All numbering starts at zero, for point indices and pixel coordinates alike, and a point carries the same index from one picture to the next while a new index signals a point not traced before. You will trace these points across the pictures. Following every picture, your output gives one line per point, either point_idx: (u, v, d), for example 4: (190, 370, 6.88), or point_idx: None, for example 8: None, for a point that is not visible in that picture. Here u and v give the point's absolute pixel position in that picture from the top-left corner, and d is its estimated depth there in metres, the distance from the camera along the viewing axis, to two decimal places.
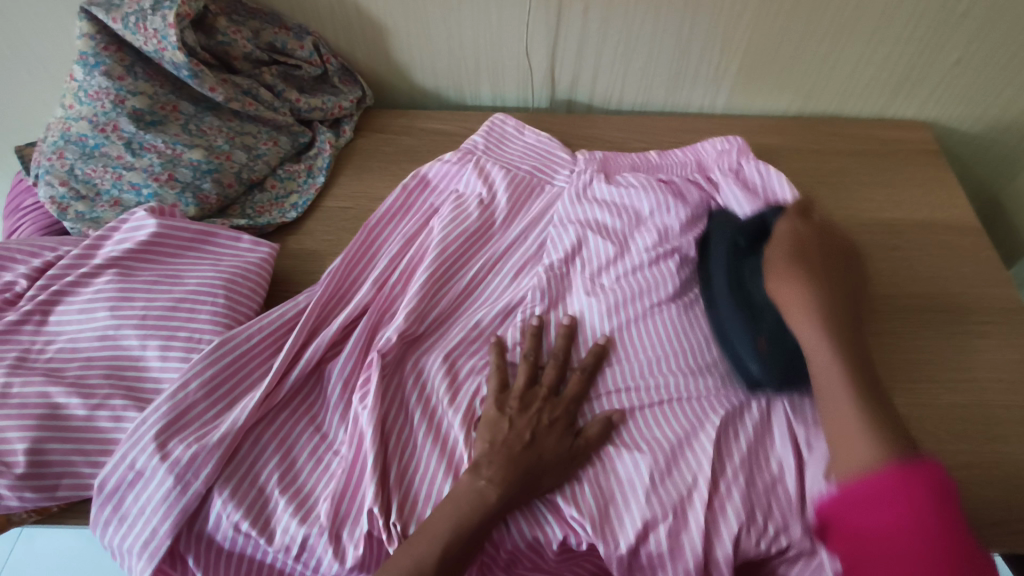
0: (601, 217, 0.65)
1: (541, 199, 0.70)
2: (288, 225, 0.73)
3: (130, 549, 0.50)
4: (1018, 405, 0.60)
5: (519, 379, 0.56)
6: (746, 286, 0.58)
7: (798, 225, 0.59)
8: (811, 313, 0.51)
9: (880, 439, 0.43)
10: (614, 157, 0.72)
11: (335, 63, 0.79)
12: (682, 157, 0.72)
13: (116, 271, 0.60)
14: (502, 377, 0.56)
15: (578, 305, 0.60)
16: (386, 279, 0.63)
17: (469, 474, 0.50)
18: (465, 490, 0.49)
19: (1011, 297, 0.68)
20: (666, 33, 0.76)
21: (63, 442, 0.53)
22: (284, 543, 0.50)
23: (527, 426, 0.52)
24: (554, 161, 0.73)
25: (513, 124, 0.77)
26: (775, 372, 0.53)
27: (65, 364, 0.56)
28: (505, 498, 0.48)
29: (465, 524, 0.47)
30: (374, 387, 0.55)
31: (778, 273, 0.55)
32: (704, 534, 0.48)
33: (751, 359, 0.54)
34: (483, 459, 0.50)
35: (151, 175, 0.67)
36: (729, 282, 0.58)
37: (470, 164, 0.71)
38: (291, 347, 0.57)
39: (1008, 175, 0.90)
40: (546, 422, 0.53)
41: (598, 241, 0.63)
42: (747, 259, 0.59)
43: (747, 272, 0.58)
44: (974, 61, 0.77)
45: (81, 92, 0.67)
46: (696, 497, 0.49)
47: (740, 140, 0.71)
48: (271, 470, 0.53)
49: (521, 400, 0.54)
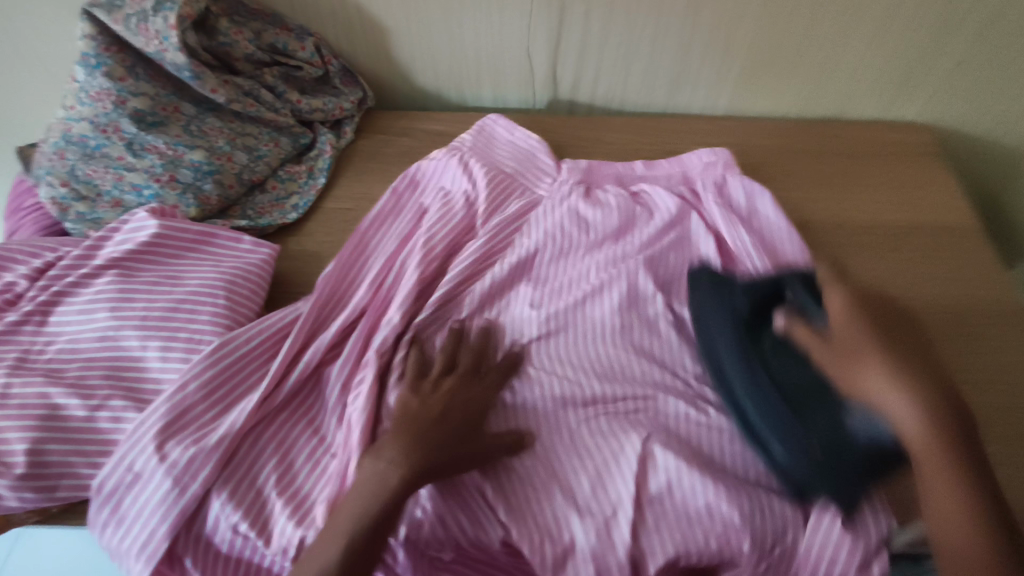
0: (566, 230, 0.65)
1: (519, 201, 0.69)
2: (288, 226, 0.73)
3: (128, 551, 0.50)
4: (1021, 407, 0.59)
5: (437, 367, 0.56)
6: (768, 368, 0.52)
7: (855, 309, 0.52)
8: (927, 431, 0.46)
9: (989, 543, 0.43)
10: (599, 166, 0.72)
11: (336, 64, 0.79)
12: (668, 168, 0.73)
13: (117, 272, 0.61)
14: (446, 361, 0.56)
15: (513, 303, 0.62)
16: (383, 279, 0.63)
17: (371, 457, 0.49)
18: (368, 475, 0.48)
19: (1013, 299, 0.67)
20: (667, 34, 0.76)
21: (62, 443, 0.53)
22: (281, 545, 0.50)
23: (439, 403, 0.52)
24: (538, 168, 0.73)
25: (503, 124, 0.77)
26: (826, 481, 0.48)
27: (65, 365, 0.56)
28: (407, 486, 0.47)
29: (366, 518, 0.46)
30: (369, 386, 0.55)
31: (880, 386, 0.48)
32: (628, 548, 0.49)
33: (774, 439, 0.50)
34: (386, 441, 0.50)
35: (153, 176, 0.67)
36: (741, 355, 0.53)
37: (454, 159, 0.71)
38: (288, 350, 0.57)
39: (1010, 177, 0.90)
40: (456, 405, 0.53)
41: (551, 254, 0.64)
42: (762, 331, 0.54)
43: (768, 346, 0.54)
44: (975, 63, 0.77)
45: (81, 92, 0.67)
46: (622, 515, 0.50)
47: (727, 152, 0.72)
48: (269, 472, 0.53)
49: (434, 386, 0.54)
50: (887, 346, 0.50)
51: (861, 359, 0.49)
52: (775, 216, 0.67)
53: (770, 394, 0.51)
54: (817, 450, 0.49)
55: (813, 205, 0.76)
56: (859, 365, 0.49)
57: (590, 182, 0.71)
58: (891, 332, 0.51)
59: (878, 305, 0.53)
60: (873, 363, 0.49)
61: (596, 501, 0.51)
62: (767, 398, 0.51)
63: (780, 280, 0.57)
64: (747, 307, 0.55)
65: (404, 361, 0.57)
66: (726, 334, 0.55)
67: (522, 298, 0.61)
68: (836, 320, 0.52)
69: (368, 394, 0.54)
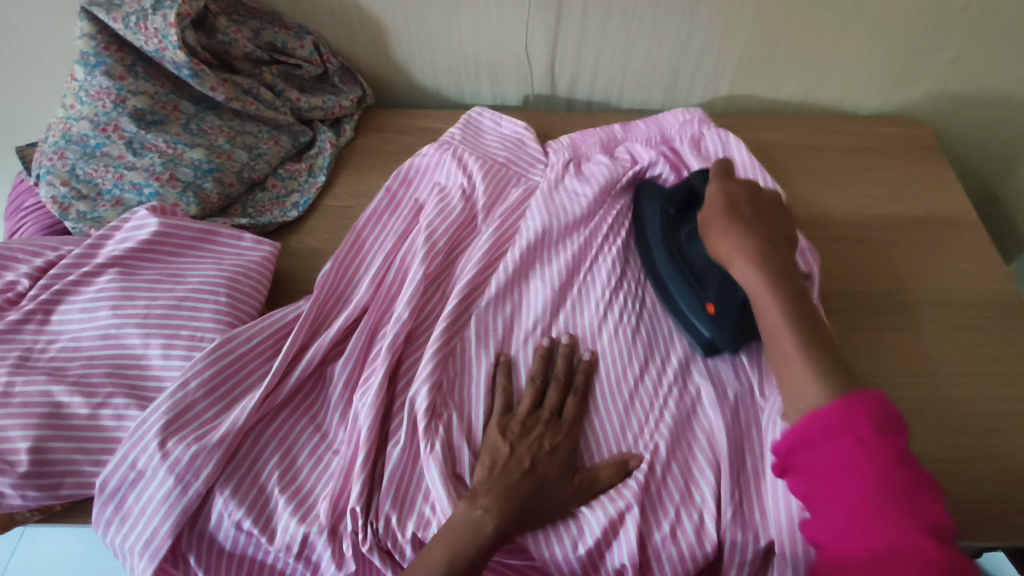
0: (568, 210, 0.65)
1: (517, 187, 0.70)
2: (289, 223, 0.73)
3: (132, 549, 0.50)
4: (1019, 399, 0.60)
5: (523, 402, 0.55)
6: (685, 255, 0.60)
7: (727, 183, 0.57)
8: (743, 255, 0.51)
9: (822, 373, 0.43)
10: (582, 140, 0.74)
11: (335, 62, 0.79)
12: (647, 129, 0.75)
13: (118, 270, 0.61)
14: (507, 399, 0.55)
15: (531, 289, 0.61)
16: (383, 277, 0.63)
17: (466, 503, 0.48)
18: (461, 520, 0.47)
19: (1010, 292, 0.68)
20: (665, 31, 0.76)
21: (65, 441, 0.53)
22: (285, 541, 0.50)
23: (528, 451, 0.51)
24: (526, 155, 0.74)
25: (488, 117, 0.78)
26: (728, 329, 0.55)
27: (68, 363, 0.56)
28: (504, 528, 0.47)
29: (460, 558, 0.45)
30: (377, 382, 0.55)
31: (715, 231, 0.53)
32: (634, 549, 0.48)
33: (702, 323, 0.57)
34: (481, 488, 0.49)
35: (153, 175, 0.67)
36: (667, 248, 0.61)
37: (448, 153, 0.72)
38: (289, 349, 0.57)
39: (1007, 171, 0.90)
40: (547, 449, 0.51)
41: (557, 234, 0.64)
42: (681, 225, 0.63)
43: (683, 236, 0.62)
44: (972, 58, 0.77)
45: (81, 91, 0.67)
46: (630, 515, 0.49)
47: (700, 112, 0.75)
48: (271, 468, 0.54)
49: (523, 424, 0.53)
50: (737, 212, 0.54)
51: (709, 221, 0.54)
52: (751, 164, 0.70)
53: (681, 271, 0.60)
54: (712, 307, 0.57)
55: (813, 200, 0.76)
56: (714, 223, 0.54)
57: (578, 157, 0.73)
58: (753, 199, 0.55)
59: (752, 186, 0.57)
60: (719, 222, 0.54)
61: (606, 504, 0.50)
62: (678, 269, 0.60)
63: (689, 181, 0.64)
64: (675, 207, 0.64)
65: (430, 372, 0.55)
66: (656, 225, 0.64)
67: (536, 293, 0.61)
68: (708, 202, 0.57)
69: (377, 391, 0.55)
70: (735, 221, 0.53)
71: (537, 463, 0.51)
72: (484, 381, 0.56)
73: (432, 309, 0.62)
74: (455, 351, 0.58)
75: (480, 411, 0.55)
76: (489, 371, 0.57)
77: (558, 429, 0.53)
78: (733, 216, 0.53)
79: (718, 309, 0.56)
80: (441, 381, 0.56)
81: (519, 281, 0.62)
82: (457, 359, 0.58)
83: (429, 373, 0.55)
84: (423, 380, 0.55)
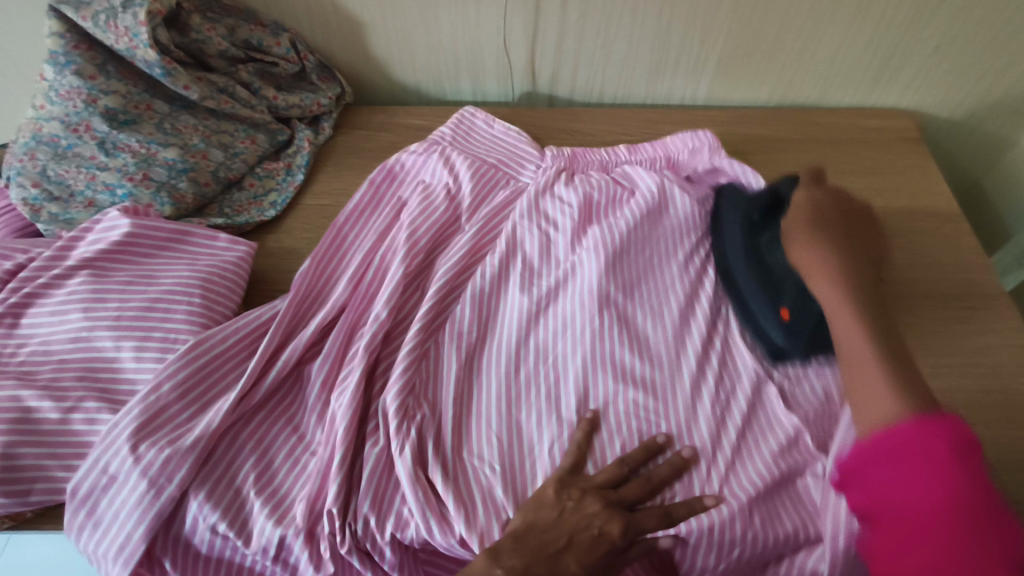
0: (556, 219, 0.65)
1: (505, 190, 0.70)
2: (267, 224, 0.73)
3: (106, 554, 0.50)
4: (1001, 389, 0.60)
5: (600, 476, 0.50)
6: (762, 257, 0.59)
7: (812, 191, 0.58)
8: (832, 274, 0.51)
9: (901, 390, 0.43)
10: (582, 152, 0.73)
11: (312, 60, 0.78)
12: (652, 151, 0.73)
13: (90, 272, 0.60)
14: (578, 459, 0.51)
15: (510, 297, 0.61)
16: (361, 276, 0.62)
17: (487, 557, 0.45)
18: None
19: (991, 282, 0.68)
20: (645, 25, 0.76)
21: (35, 447, 0.52)
22: (261, 544, 0.49)
23: (575, 527, 0.47)
24: (519, 156, 0.74)
25: (483, 118, 0.77)
26: (801, 340, 0.55)
27: (38, 367, 0.55)
28: None
29: None
30: (352, 382, 0.55)
31: (802, 252, 0.54)
32: None
33: (775, 329, 0.57)
34: (505, 544, 0.46)
35: (125, 175, 0.66)
36: (745, 255, 0.60)
37: (436, 154, 0.71)
38: (265, 349, 0.56)
39: (991, 162, 0.90)
40: (596, 531, 0.47)
41: (539, 240, 0.64)
42: (761, 230, 0.61)
43: (763, 241, 0.60)
44: (951, 49, 0.77)
45: (51, 91, 0.65)
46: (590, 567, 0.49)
47: (711, 136, 0.73)
48: (247, 471, 0.53)
49: (581, 494, 0.48)
50: (827, 230, 0.55)
51: (795, 233, 0.56)
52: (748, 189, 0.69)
53: (757, 278, 0.58)
54: (787, 314, 0.56)
55: None
56: (795, 231, 0.56)
57: (574, 169, 0.72)
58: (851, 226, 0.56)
59: (838, 198, 0.58)
60: (802, 231, 0.55)
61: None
62: (754, 275, 0.59)
63: (775, 185, 0.62)
64: (757, 211, 0.62)
65: (402, 373, 0.55)
66: (735, 232, 0.62)
67: (516, 304, 0.60)
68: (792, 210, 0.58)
69: (353, 391, 0.54)
70: (822, 238, 0.54)
71: (574, 543, 0.47)
72: (455, 375, 0.56)
73: (410, 310, 0.62)
74: (427, 353, 0.58)
75: (452, 408, 0.54)
76: (462, 372, 0.56)
77: (619, 518, 0.47)
78: (815, 235, 0.55)
79: (793, 315, 0.55)
80: (414, 382, 0.56)
81: (499, 287, 0.61)
82: (431, 360, 0.58)
83: (403, 376, 0.55)
84: (397, 379, 0.54)
